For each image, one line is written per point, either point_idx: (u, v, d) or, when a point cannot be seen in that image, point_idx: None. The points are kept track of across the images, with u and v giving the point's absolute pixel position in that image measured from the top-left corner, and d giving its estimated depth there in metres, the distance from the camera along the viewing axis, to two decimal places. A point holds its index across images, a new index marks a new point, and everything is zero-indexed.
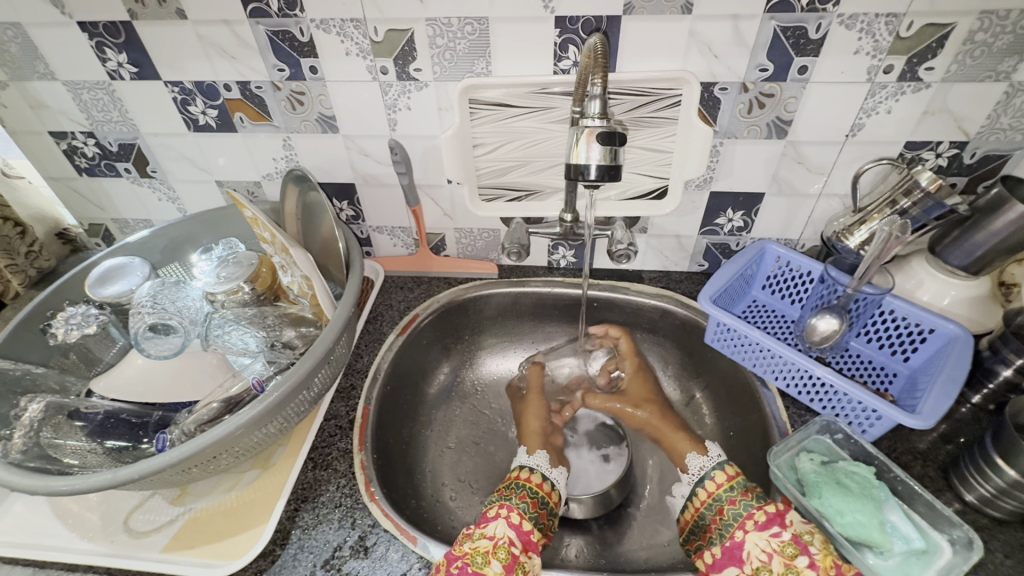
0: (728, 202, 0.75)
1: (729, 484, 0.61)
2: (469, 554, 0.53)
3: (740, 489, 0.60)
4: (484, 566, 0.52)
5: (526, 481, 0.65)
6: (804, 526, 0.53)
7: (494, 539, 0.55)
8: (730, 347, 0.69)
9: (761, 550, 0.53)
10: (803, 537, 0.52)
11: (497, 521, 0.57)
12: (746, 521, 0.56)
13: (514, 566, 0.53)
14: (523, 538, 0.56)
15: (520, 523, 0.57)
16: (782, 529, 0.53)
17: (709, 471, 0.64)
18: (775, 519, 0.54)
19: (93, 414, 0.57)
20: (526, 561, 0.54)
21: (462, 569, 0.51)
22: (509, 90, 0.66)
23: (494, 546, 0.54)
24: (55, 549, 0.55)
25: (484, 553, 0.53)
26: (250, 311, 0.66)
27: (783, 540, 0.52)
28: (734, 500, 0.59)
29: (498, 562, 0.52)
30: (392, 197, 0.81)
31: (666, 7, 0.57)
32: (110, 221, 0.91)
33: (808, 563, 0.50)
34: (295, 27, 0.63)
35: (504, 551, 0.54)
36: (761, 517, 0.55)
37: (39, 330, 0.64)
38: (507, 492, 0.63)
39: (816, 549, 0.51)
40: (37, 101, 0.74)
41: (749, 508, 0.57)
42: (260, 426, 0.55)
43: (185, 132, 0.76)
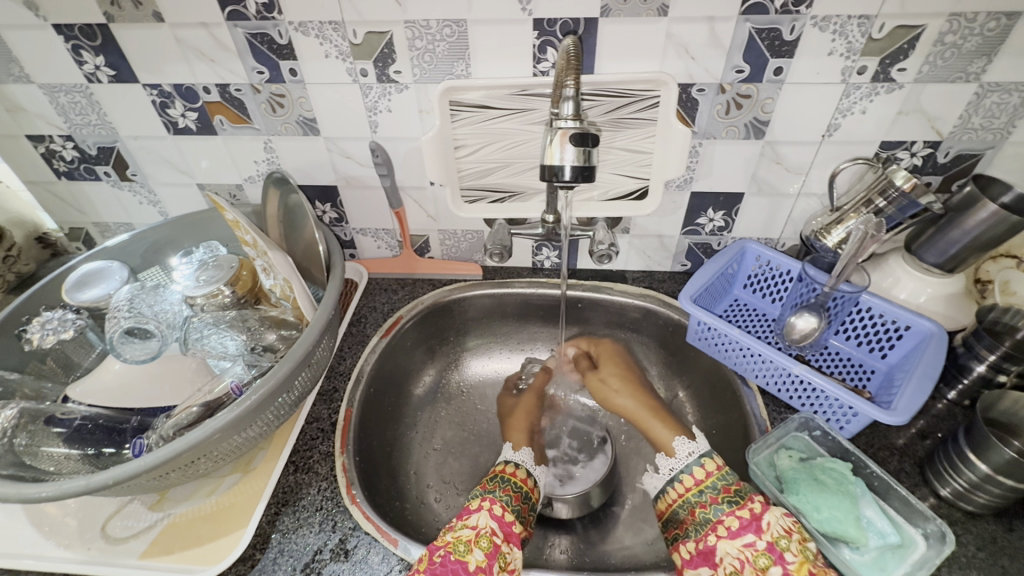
0: (709, 202, 0.76)
1: (697, 488, 0.61)
2: (451, 542, 0.53)
3: (711, 492, 0.59)
4: (467, 554, 0.52)
5: (509, 474, 0.65)
6: (781, 527, 0.52)
7: (476, 529, 0.55)
8: (712, 346, 0.70)
9: (733, 557, 0.53)
10: (778, 544, 0.51)
11: (480, 512, 0.57)
12: (718, 526, 0.56)
13: (495, 556, 0.53)
14: (504, 528, 0.56)
15: (503, 515, 0.58)
16: (757, 536, 0.52)
17: (681, 471, 0.63)
18: (749, 525, 0.53)
19: (70, 419, 0.57)
20: (507, 552, 0.54)
21: (444, 558, 0.51)
22: (489, 91, 0.67)
23: (476, 535, 0.54)
24: (31, 556, 0.55)
25: (467, 541, 0.53)
26: (230, 314, 0.66)
27: (756, 549, 0.52)
28: (705, 503, 0.59)
29: (481, 550, 0.53)
30: (375, 199, 0.81)
31: (643, 9, 0.58)
32: (91, 224, 0.91)
33: (780, 573, 0.50)
34: (273, 29, 0.63)
35: (486, 540, 0.54)
36: (734, 523, 0.54)
37: (13, 335, 0.63)
38: (490, 485, 0.63)
39: (793, 556, 0.50)
40: (13, 104, 0.73)
41: (720, 513, 0.57)
42: (239, 429, 0.55)
43: (165, 135, 0.75)
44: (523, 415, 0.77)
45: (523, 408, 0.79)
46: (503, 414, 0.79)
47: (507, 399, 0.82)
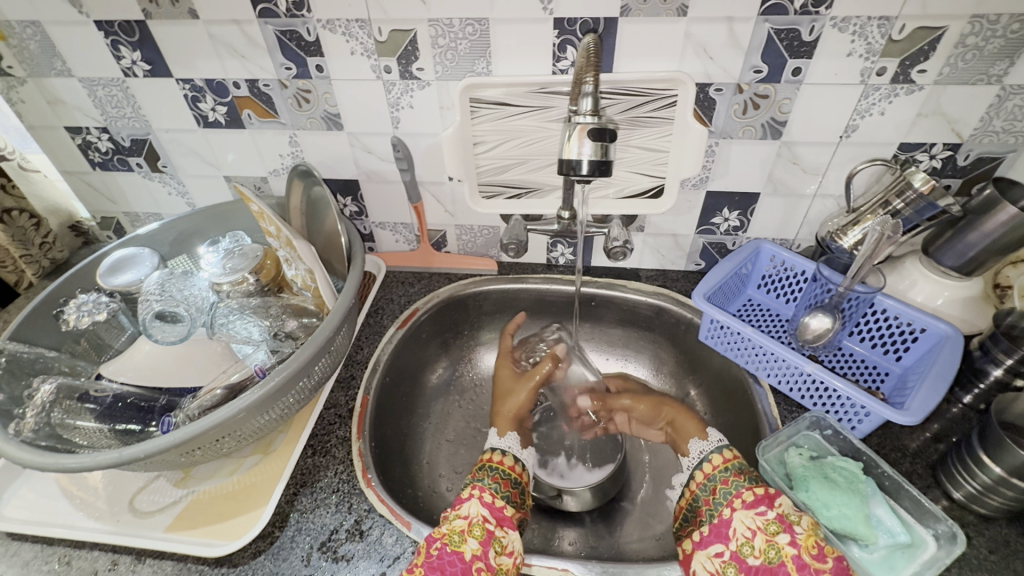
0: (724, 202, 0.76)
1: (723, 465, 0.61)
2: (446, 534, 0.53)
3: (734, 471, 0.60)
4: (461, 544, 0.52)
5: (491, 462, 0.65)
6: (792, 507, 0.53)
7: (468, 518, 0.55)
8: (724, 344, 0.70)
9: (746, 527, 0.53)
10: (789, 517, 0.52)
11: (471, 501, 0.58)
12: (735, 501, 0.56)
13: (490, 542, 0.53)
14: (496, 514, 0.57)
15: (493, 501, 0.58)
16: (769, 508, 0.53)
17: (710, 451, 0.64)
18: (763, 499, 0.54)
19: (102, 397, 0.59)
20: (503, 536, 0.55)
21: (441, 550, 0.51)
22: (509, 89, 0.68)
23: (469, 524, 0.55)
24: (64, 525, 0.57)
25: (461, 532, 0.54)
26: (254, 301, 0.68)
27: (767, 518, 0.52)
28: (727, 481, 0.59)
29: (475, 539, 0.53)
30: (395, 193, 0.82)
31: (662, 9, 0.59)
32: (121, 214, 0.94)
33: (789, 541, 0.50)
34: (302, 27, 0.65)
35: (479, 528, 0.54)
36: (749, 496, 0.55)
37: (51, 316, 0.66)
38: (478, 476, 0.63)
39: (801, 528, 0.51)
40: (53, 97, 0.77)
41: (739, 487, 0.57)
42: (261, 411, 0.57)
43: (196, 128, 0.78)
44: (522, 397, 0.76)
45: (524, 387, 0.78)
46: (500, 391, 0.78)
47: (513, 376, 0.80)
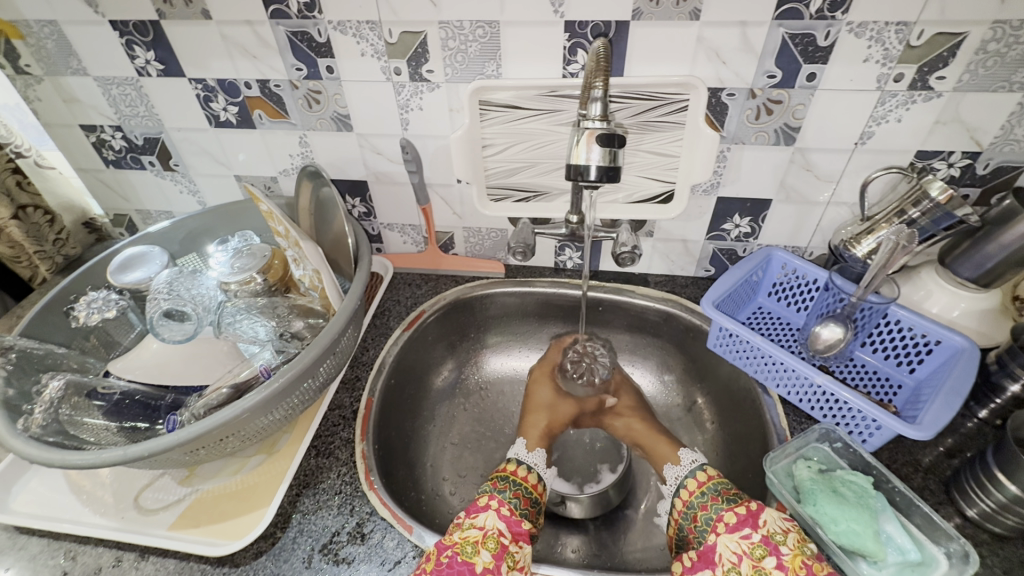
0: (735, 208, 0.75)
1: (700, 490, 0.61)
2: (458, 543, 0.53)
3: (712, 493, 0.59)
4: (473, 556, 0.52)
5: (511, 473, 0.64)
6: (777, 526, 0.52)
7: (483, 530, 0.55)
8: (733, 353, 0.69)
9: (731, 552, 0.52)
10: (774, 538, 0.50)
11: (487, 512, 0.57)
12: (718, 524, 0.55)
13: (503, 556, 0.53)
14: (512, 528, 0.56)
15: (510, 515, 0.58)
16: (753, 530, 0.52)
17: (685, 477, 0.63)
18: (746, 520, 0.53)
19: (110, 394, 0.59)
20: (517, 551, 0.54)
21: (451, 559, 0.51)
22: (519, 92, 0.67)
23: (483, 536, 0.54)
24: (69, 520, 0.57)
25: (474, 543, 0.53)
26: (261, 301, 0.68)
27: (751, 541, 0.51)
28: (707, 505, 0.58)
29: (488, 551, 0.53)
30: (404, 194, 0.82)
31: (675, 13, 0.58)
32: (133, 211, 0.95)
33: (776, 564, 0.49)
34: (313, 28, 0.65)
35: (494, 541, 0.54)
36: (732, 519, 0.54)
37: (62, 313, 0.67)
38: (498, 485, 0.62)
39: (788, 549, 0.49)
40: (69, 95, 0.78)
41: (720, 511, 0.56)
42: (267, 411, 0.58)
43: (207, 127, 0.79)
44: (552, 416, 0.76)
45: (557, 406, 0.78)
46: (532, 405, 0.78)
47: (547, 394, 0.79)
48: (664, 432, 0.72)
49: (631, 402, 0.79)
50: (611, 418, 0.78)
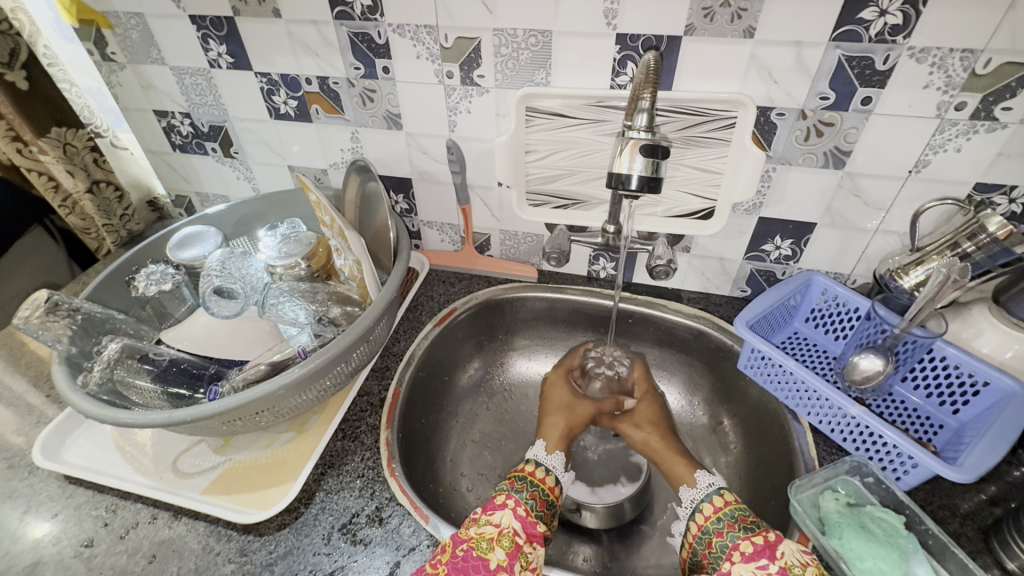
0: (777, 229, 0.74)
1: (715, 516, 0.58)
2: (474, 539, 0.53)
3: (728, 520, 0.57)
4: (488, 552, 0.51)
5: (530, 474, 0.62)
6: (795, 558, 0.49)
7: (499, 527, 0.54)
8: (764, 376, 0.68)
9: None
10: (793, 570, 0.48)
11: (504, 510, 0.56)
12: (733, 553, 0.53)
13: (517, 555, 0.52)
14: (528, 529, 0.55)
15: (526, 515, 0.57)
16: (770, 560, 0.50)
17: (701, 500, 0.60)
18: (763, 551, 0.51)
19: (160, 359, 0.63)
20: (530, 552, 0.53)
21: (466, 552, 0.51)
22: (565, 100, 0.69)
23: (499, 533, 0.53)
24: (112, 476, 0.61)
25: (489, 539, 0.53)
26: (303, 285, 0.71)
27: (768, 572, 0.49)
28: (722, 532, 0.56)
29: (502, 549, 0.52)
30: (446, 194, 0.85)
31: (728, 30, 0.58)
32: (194, 194, 1.01)
33: None
34: (374, 30, 0.69)
35: (508, 540, 0.53)
36: (748, 548, 0.52)
37: (123, 282, 0.72)
38: (516, 485, 0.60)
39: None
40: (147, 83, 0.84)
41: (736, 539, 0.54)
42: (301, 390, 0.60)
43: (268, 118, 0.83)
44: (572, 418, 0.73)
45: (575, 406, 0.75)
46: (551, 403, 0.75)
47: (565, 393, 0.76)
48: (682, 451, 0.69)
49: (656, 413, 0.75)
50: (629, 426, 0.74)
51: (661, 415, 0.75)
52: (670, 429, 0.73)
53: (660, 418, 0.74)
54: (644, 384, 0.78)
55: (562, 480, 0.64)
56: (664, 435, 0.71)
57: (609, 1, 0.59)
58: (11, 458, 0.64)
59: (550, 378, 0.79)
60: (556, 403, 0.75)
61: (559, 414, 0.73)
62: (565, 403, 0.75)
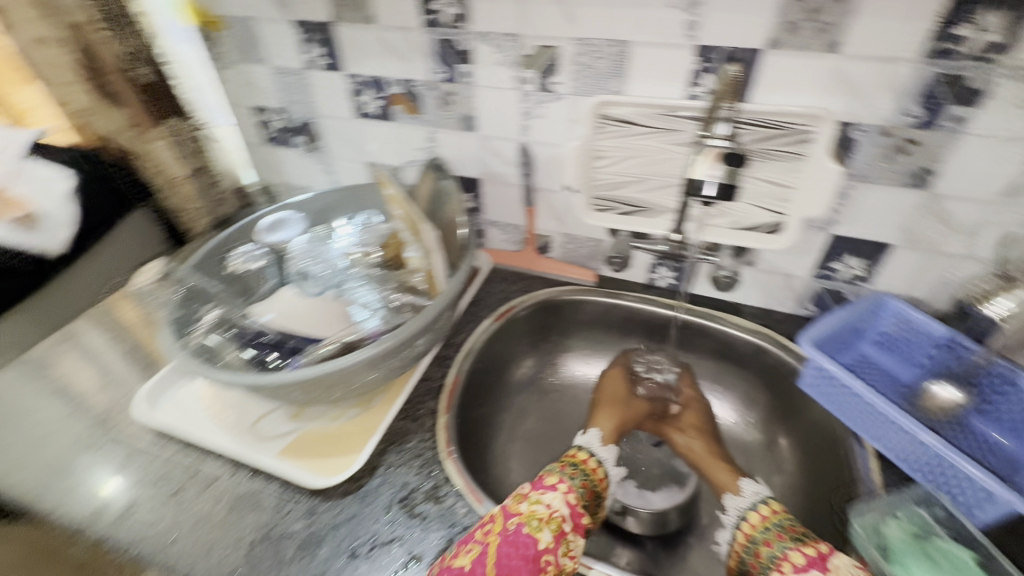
0: (850, 248, 0.72)
1: (764, 525, 0.57)
2: (524, 515, 0.54)
3: (777, 530, 0.56)
4: (537, 531, 0.53)
5: (582, 461, 0.64)
6: (851, 573, 0.49)
7: (549, 508, 0.55)
8: (827, 397, 0.66)
9: None
10: None
11: (555, 492, 0.57)
12: (784, 565, 0.52)
13: (561, 539, 0.54)
14: (574, 517, 0.56)
15: (576, 503, 0.57)
16: (824, 574, 0.49)
17: (747, 509, 0.59)
18: (817, 564, 0.50)
19: (248, 330, 0.69)
20: (573, 537, 0.55)
21: (517, 527, 0.53)
22: (639, 109, 0.70)
23: (548, 514, 0.55)
24: (199, 432, 0.67)
25: (539, 518, 0.54)
26: (376, 272, 0.78)
27: None
28: (769, 541, 0.55)
29: (550, 530, 0.53)
30: (513, 195, 0.88)
31: (812, 44, 0.58)
32: (278, 184, 1.09)
33: None
34: (459, 37, 0.73)
35: (555, 522, 0.54)
36: (800, 560, 0.51)
37: (218, 259, 0.78)
38: (567, 469, 0.62)
39: None
40: (250, 81, 0.92)
41: (785, 549, 0.53)
42: (371, 368, 0.64)
43: (353, 116, 0.89)
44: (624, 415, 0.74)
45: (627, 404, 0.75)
46: (603, 398, 0.76)
47: (618, 390, 0.77)
48: (727, 461, 0.68)
49: (705, 422, 0.75)
50: (674, 430, 0.75)
51: (709, 425, 0.75)
52: (717, 439, 0.73)
53: (707, 427, 0.74)
54: (694, 392, 0.79)
55: (609, 473, 0.65)
56: (710, 444, 0.71)
57: (690, 14, 0.61)
58: (115, 409, 0.72)
59: (606, 373, 0.81)
60: (609, 399, 0.76)
61: (611, 409, 0.74)
62: (619, 400, 0.76)
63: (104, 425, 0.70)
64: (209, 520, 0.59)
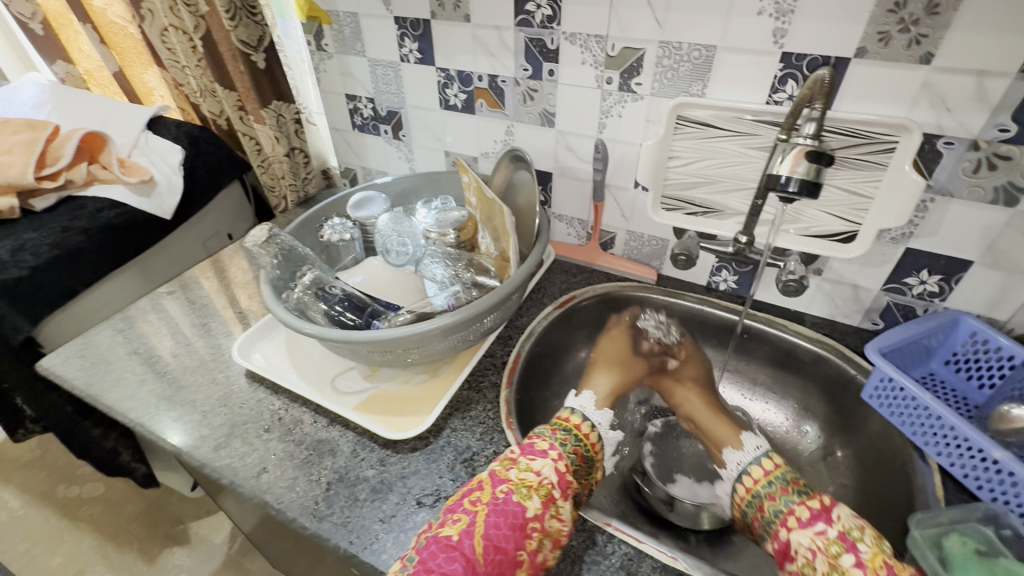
0: (926, 262, 0.71)
1: (766, 479, 0.56)
2: (514, 482, 0.53)
3: (780, 484, 0.55)
4: (526, 499, 0.52)
5: (574, 427, 0.61)
6: (852, 522, 0.49)
7: (539, 476, 0.54)
8: (889, 408, 0.66)
9: (805, 548, 0.49)
10: (851, 534, 0.48)
11: (545, 459, 0.56)
12: (787, 518, 0.52)
13: (549, 506, 0.52)
14: (565, 483, 0.55)
15: (566, 471, 0.55)
16: (828, 525, 0.49)
17: (748, 463, 0.59)
18: (820, 515, 0.50)
19: (333, 294, 0.74)
20: (562, 504, 0.53)
21: (506, 496, 0.51)
22: (719, 112, 0.72)
23: (538, 482, 0.53)
24: (286, 381, 0.74)
25: (529, 486, 0.53)
26: (452, 252, 0.81)
27: (827, 537, 0.48)
28: (773, 495, 0.55)
29: (539, 498, 0.52)
30: (582, 191, 0.91)
31: (903, 55, 0.59)
32: (360, 168, 1.17)
33: (854, 562, 0.46)
34: (548, 37, 0.78)
35: (545, 489, 0.53)
36: (803, 513, 0.51)
37: (314, 228, 0.87)
38: (558, 434, 0.59)
39: (866, 547, 0.47)
40: (347, 71, 1.01)
41: (790, 504, 0.53)
42: (444, 337, 0.69)
43: (437, 108, 0.96)
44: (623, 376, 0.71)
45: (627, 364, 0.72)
46: (604, 358, 0.73)
47: (617, 349, 0.74)
48: (725, 414, 0.68)
49: (702, 374, 0.75)
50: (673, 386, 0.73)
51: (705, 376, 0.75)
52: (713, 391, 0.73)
53: (703, 379, 0.74)
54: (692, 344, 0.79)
55: (603, 436, 0.63)
56: (708, 397, 0.71)
57: (781, 22, 0.63)
58: (214, 353, 0.81)
59: (608, 333, 0.78)
60: (609, 359, 0.73)
61: (610, 370, 0.70)
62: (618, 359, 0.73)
63: (206, 366, 0.78)
64: (292, 459, 0.65)
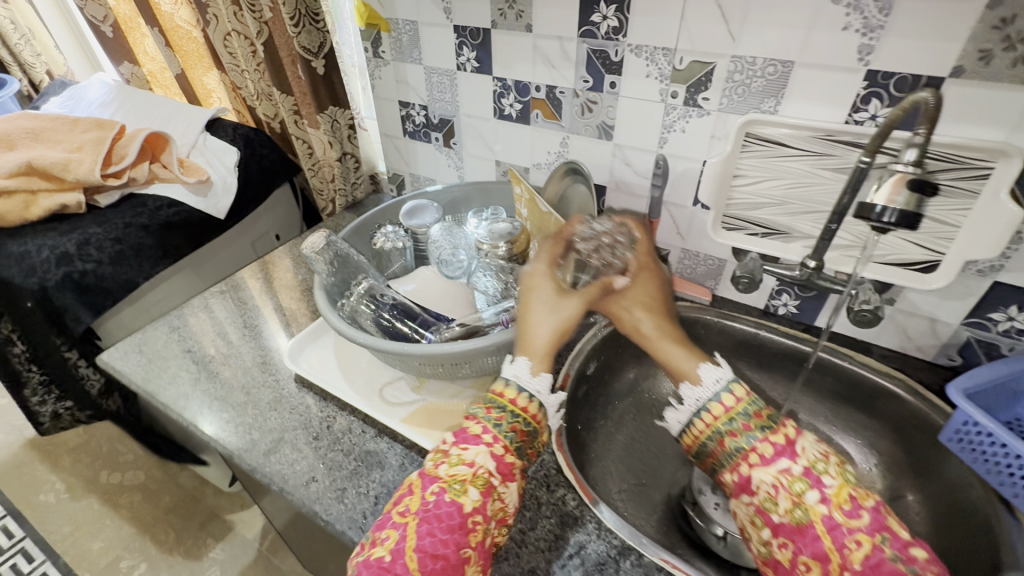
0: (1016, 297, 0.66)
1: (727, 417, 0.51)
2: (446, 481, 0.48)
3: (742, 420, 0.50)
4: (461, 496, 0.46)
5: (510, 403, 0.53)
6: (815, 453, 0.47)
7: (473, 467, 0.48)
8: (972, 454, 0.61)
9: (769, 484, 0.46)
10: (815, 469, 0.45)
11: (478, 447, 0.50)
12: (749, 454, 0.48)
13: (489, 496, 0.48)
14: (502, 468, 0.49)
15: (503, 454, 0.50)
16: (792, 461, 0.46)
17: (708, 399, 0.53)
18: (784, 450, 0.47)
19: (385, 301, 0.74)
20: (503, 491, 0.49)
21: (437, 498, 0.46)
22: (794, 131, 0.68)
23: (473, 474, 0.48)
24: (336, 388, 0.74)
25: (462, 480, 0.47)
26: (504, 264, 0.79)
27: (791, 474, 0.45)
28: (735, 432, 0.50)
29: (476, 490, 0.47)
30: (636, 206, 0.89)
31: (1007, 75, 0.55)
32: (408, 174, 1.17)
33: (818, 497, 0.44)
34: (612, 48, 0.76)
35: (481, 480, 0.48)
36: (768, 450, 0.47)
37: (366, 236, 0.88)
38: (492, 414, 0.52)
39: (830, 481, 0.44)
40: (402, 78, 1.01)
41: (752, 441, 0.49)
42: (495, 352, 0.67)
43: (491, 118, 0.95)
44: (556, 324, 0.58)
45: (558, 306, 0.59)
46: (532, 306, 0.60)
47: (544, 289, 0.61)
48: (678, 335, 0.63)
49: (654, 293, 0.66)
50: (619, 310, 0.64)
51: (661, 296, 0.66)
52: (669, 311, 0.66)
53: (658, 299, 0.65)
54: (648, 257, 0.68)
55: (545, 404, 0.55)
56: (662, 320, 0.64)
57: (869, 38, 0.59)
58: (264, 356, 0.81)
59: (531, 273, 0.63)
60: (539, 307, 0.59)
61: (539, 319, 0.59)
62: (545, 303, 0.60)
63: (257, 368, 0.79)
64: (340, 469, 0.64)
